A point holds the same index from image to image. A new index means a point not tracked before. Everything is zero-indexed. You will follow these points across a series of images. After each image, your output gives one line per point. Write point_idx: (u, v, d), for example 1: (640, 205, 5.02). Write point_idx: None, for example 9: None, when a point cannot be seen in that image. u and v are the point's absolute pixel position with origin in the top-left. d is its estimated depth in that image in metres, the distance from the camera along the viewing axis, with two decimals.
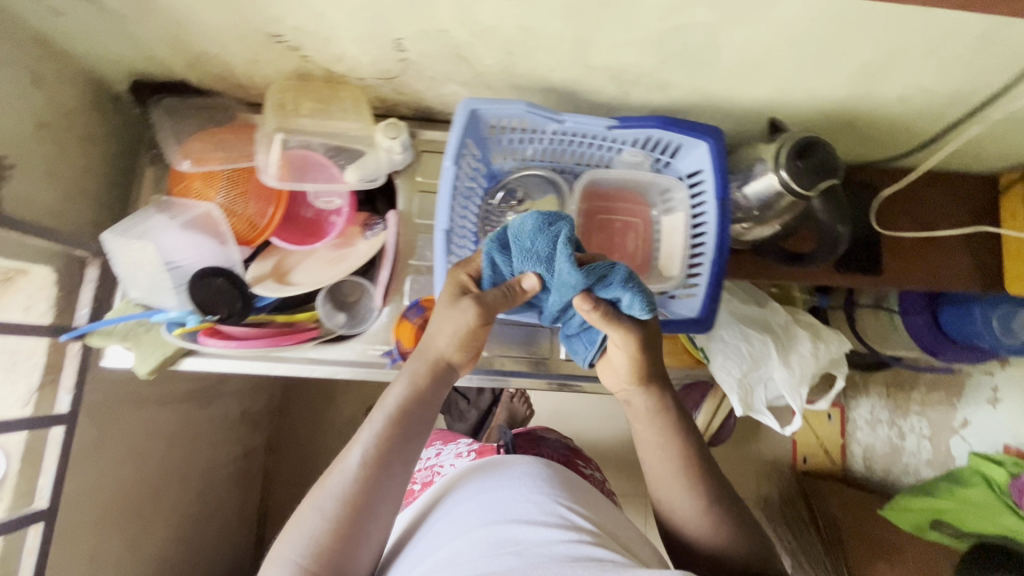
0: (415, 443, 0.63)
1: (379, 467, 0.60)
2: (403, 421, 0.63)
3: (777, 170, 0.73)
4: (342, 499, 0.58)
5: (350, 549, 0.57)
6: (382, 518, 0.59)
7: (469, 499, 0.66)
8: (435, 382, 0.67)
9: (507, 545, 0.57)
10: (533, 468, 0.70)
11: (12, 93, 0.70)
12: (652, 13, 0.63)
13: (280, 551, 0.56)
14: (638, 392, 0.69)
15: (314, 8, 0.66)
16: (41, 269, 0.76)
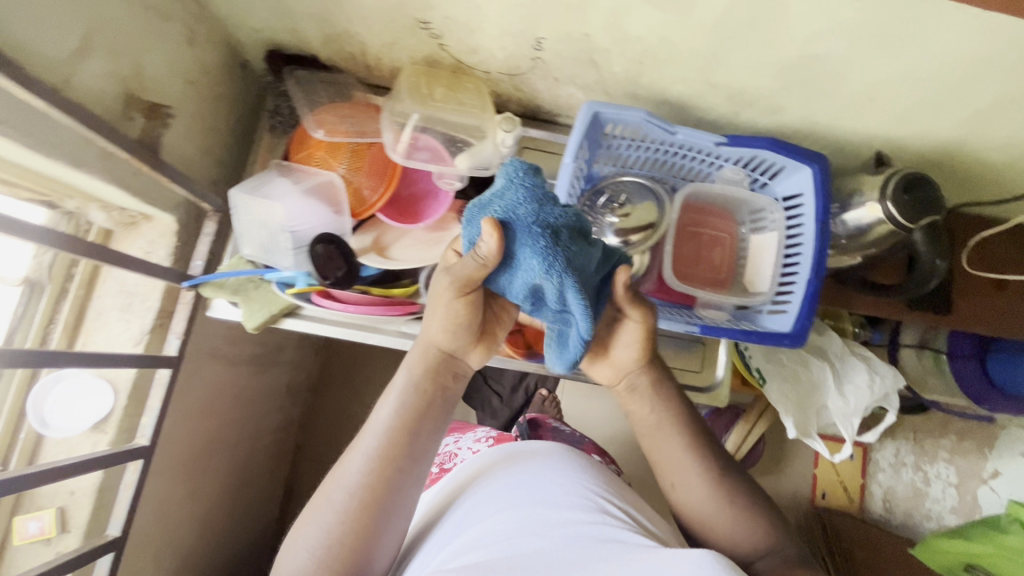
0: (422, 440, 0.63)
1: (383, 465, 0.60)
2: (404, 414, 0.62)
3: (882, 201, 0.77)
4: (354, 494, 0.59)
5: (367, 538, 0.59)
6: (394, 512, 0.61)
7: (495, 487, 0.69)
8: (435, 375, 0.63)
9: (532, 528, 0.59)
10: (556, 458, 0.74)
11: (174, 47, 0.73)
12: (796, 40, 0.66)
13: (298, 539, 0.59)
14: (641, 372, 0.72)
15: (472, 1, 0.70)
16: (166, 217, 0.80)
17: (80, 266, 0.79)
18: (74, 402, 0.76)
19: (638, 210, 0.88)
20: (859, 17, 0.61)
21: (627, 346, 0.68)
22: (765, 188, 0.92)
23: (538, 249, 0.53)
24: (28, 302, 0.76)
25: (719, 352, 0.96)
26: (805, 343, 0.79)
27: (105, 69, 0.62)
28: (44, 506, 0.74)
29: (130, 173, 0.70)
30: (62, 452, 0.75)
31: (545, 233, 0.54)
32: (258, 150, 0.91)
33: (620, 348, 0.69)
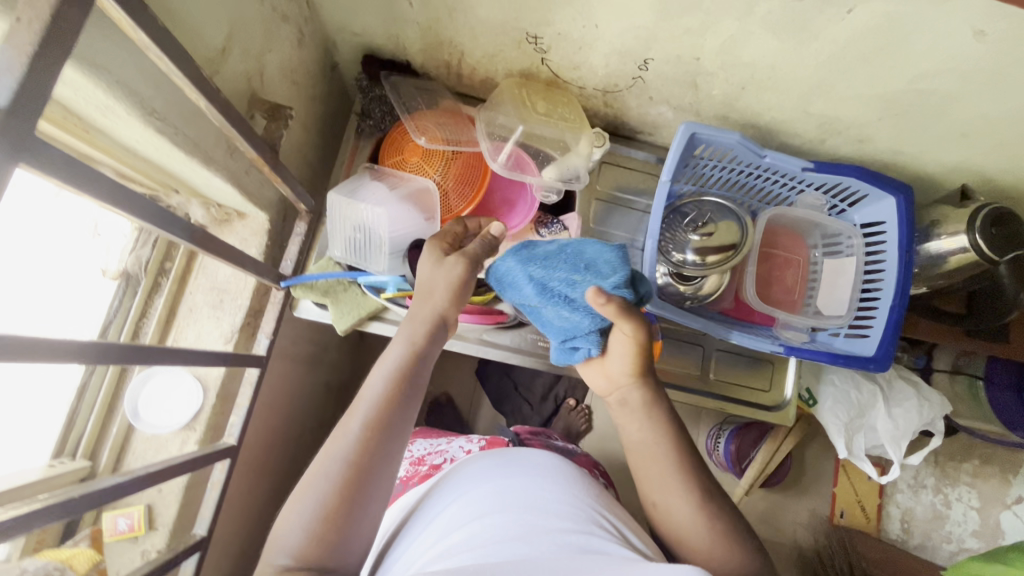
0: (416, 406, 0.61)
1: (381, 428, 0.58)
2: (401, 379, 0.61)
3: (969, 233, 0.79)
4: (352, 461, 0.56)
5: (359, 508, 0.55)
6: (387, 476, 0.58)
7: (477, 487, 0.66)
8: (427, 340, 0.64)
9: (518, 532, 0.57)
10: (539, 459, 0.72)
11: (287, 48, 0.73)
12: (908, 75, 0.68)
13: (289, 514, 0.54)
14: (634, 389, 0.68)
15: (592, 19, 0.71)
16: (259, 216, 0.80)
17: (173, 261, 0.79)
18: (166, 398, 0.75)
19: (721, 230, 0.89)
20: (979, 59, 0.63)
21: (620, 362, 0.67)
22: (842, 214, 0.94)
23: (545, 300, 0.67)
24: (123, 296, 0.75)
25: (788, 373, 0.97)
26: (890, 368, 0.83)
27: (237, 68, 0.62)
28: (132, 503, 0.73)
29: (242, 171, 0.70)
30: (151, 450, 0.74)
31: (557, 292, 0.66)
32: (344, 152, 0.91)
33: (612, 360, 0.68)
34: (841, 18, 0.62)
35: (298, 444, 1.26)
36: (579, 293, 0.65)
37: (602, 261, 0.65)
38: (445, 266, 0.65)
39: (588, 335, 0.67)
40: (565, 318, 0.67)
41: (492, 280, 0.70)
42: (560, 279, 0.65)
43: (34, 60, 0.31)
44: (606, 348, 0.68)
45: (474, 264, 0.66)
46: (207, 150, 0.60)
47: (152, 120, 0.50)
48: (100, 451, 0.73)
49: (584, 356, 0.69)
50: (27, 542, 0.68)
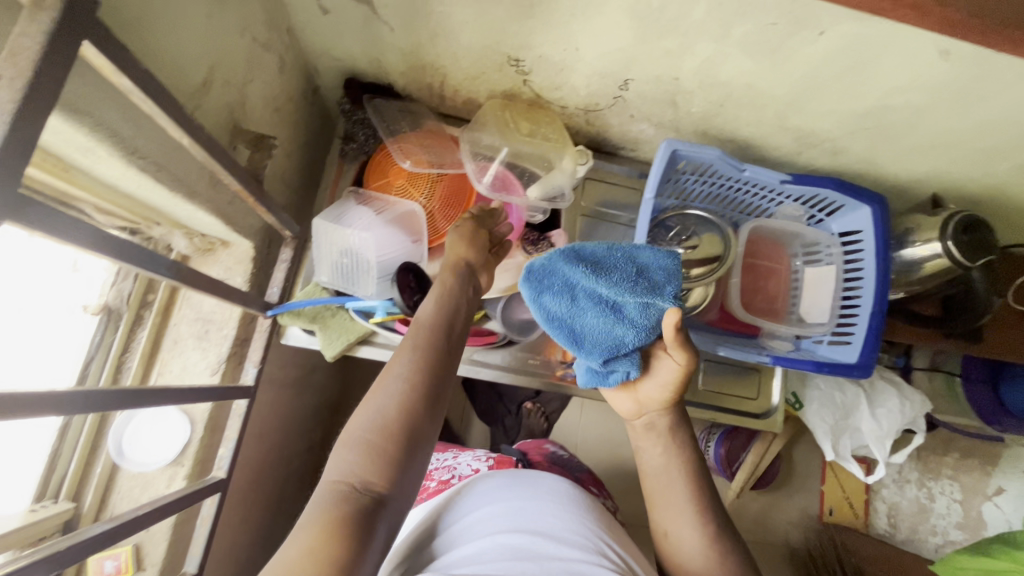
0: (460, 337, 0.63)
1: (431, 351, 0.60)
2: (444, 310, 0.63)
3: (942, 241, 0.82)
4: (410, 380, 0.57)
5: (418, 428, 0.55)
6: (441, 399, 0.59)
7: (491, 506, 0.68)
8: (458, 280, 0.67)
9: (529, 555, 0.59)
10: (547, 481, 0.74)
11: (268, 76, 0.73)
12: (878, 92, 0.71)
13: (348, 436, 0.55)
14: (663, 413, 0.69)
15: (572, 43, 0.72)
16: (244, 243, 0.79)
17: (155, 293, 0.77)
18: (152, 434, 0.73)
19: (704, 242, 0.91)
20: (945, 76, 0.66)
21: (659, 386, 0.66)
22: (820, 224, 0.97)
23: (598, 313, 0.62)
24: (104, 331, 0.73)
25: (774, 380, 0.99)
26: (872, 374, 0.85)
27: (220, 101, 0.61)
28: (118, 544, 0.71)
29: (226, 202, 0.69)
30: (138, 488, 0.73)
31: (614, 305, 0.62)
32: (329, 176, 0.91)
33: (650, 383, 0.66)
34: (813, 39, 0.64)
35: (289, 469, 1.24)
36: (633, 303, 0.62)
37: (655, 269, 0.64)
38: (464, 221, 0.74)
39: (629, 354, 0.64)
40: (611, 330, 0.62)
41: (530, 280, 0.62)
42: (615, 285, 0.62)
43: (16, 117, 0.31)
44: (649, 370, 0.66)
45: (478, 225, 0.74)
46: (190, 184, 0.59)
47: (135, 159, 0.49)
48: (84, 492, 0.71)
49: (620, 378, 0.65)
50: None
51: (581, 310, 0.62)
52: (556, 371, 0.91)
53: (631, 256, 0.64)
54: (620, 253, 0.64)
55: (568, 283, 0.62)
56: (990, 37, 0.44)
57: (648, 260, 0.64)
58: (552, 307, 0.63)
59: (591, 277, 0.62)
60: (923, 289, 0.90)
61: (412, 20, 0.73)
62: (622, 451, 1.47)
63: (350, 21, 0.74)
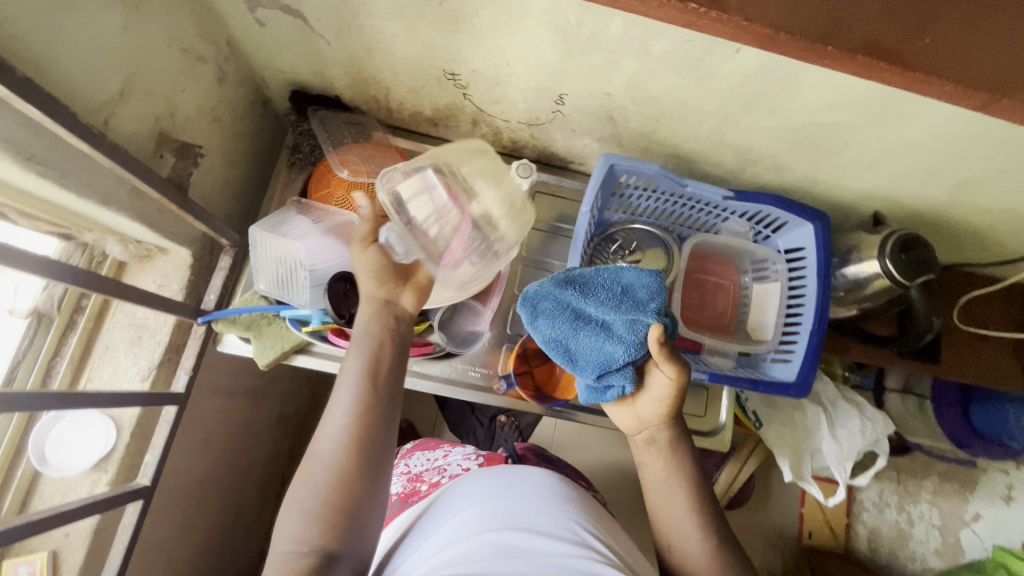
0: (391, 384, 0.65)
1: (361, 407, 0.62)
2: (370, 363, 0.65)
3: (882, 260, 0.81)
4: (342, 441, 0.60)
5: (355, 484, 0.58)
6: (379, 450, 0.61)
7: (478, 503, 0.67)
8: (379, 320, 0.68)
9: (517, 552, 0.59)
10: (534, 476, 0.71)
11: (204, 87, 0.74)
12: (805, 109, 0.71)
13: (292, 505, 0.58)
14: (664, 427, 0.68)
15: (502, 58, 0.72)
16: (180, 251, 0.79)
17: (89, 298, 0.78)
18: (77, 439, 0.73)
19: (647, 257, 0.93)
20: (865, 95, 0.66)
21: (655, 401, 0.65)
22: (767, 240, 0.96)
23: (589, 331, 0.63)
24: (34, 335, 0.74)
25: (722, 398, 0.98)
26: (809, 393, 0.84)
27: (140, 110, 0.62)
28: (36, 549, 0.71)
29: (155, 210, 0.70)
30: (60, 492, 0.72)
31: (604, 323, 0.63)
32: (275, 185, 0.92)
33: (647, 398, 0.66)
34: (731, 57, 0.64)
35: (247, 479, 1.23)
36: (621, 320, 0.62)
37: (638, 287, 0.64)
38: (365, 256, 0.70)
39: (622, 369, 0.63)
40: (602, 347, 0.63)
41: (525, 306, 0.64)
42: (602, 304, 0.62)
43: None
44: (642, 384, 0.66)
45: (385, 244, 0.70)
46: (104, 191, 0.60)
47: (31, 165, 0.50)
48: (3, 497, 0.71)
49: (617, 393, 0.65)
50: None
51: (574, 329, 0.63)
52: (495, 384, 0.90)
53: (616, 276, 0.64)
54: (607, 273, 0.65)
55: (559, 304, 0.64)
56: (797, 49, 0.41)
57: (632, 279, 0.64)
58: (546, 331, 0.64)
59: (581, 298, 0.63)
60: (861, 307, 0.91)
61: (345, 34, 0.74)
62: (588, 468, 1.44)
63: (287, 34, 0.75)
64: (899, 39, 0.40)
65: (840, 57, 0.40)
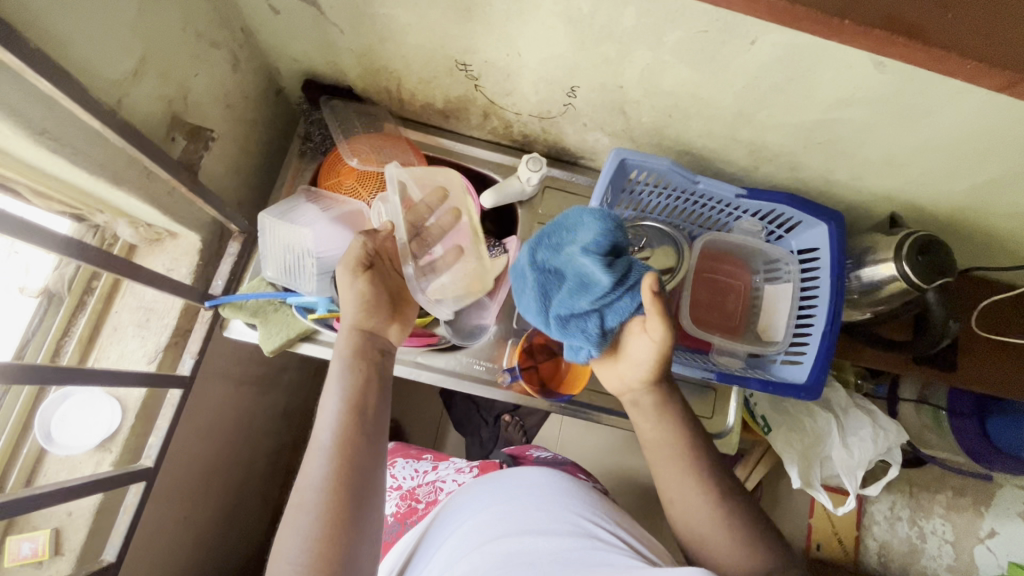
0: (377, 417, 0.63)
1: (345, 449, 0.59)
2: (355, 400, 0.62)
3: (898, 262, 0.79)
4: (327, 487, 0.57)
5: (347, 528, 0.56)
6: (368, 488, 0.59)
7: (484, 512, 0.67)
8: (362, 353, 0.66)
9: (518, 555, 0.58)
10: (529, 481, 0.71)
11: (217, 73, 0.75)
12: (821, 105, 0.69)
13: (280, 559, 0.55)
14: (648, 391, 0.67)
15: (514, 49, 0.72)
16: (190, 236, 0.80)
17: (99, 280, 0.78)
18: (83, 418, 0.74)
19: (658, 255, 0.89)
20: (884, 90, 0.64)
21: (636, 362, 0.65)
22: (780, 241, 0.95)
23: (545, 283, 0.63)
24: (43, 315, 0.75)
25: (730, 401, 0.96)
26: (820, 396, 0.82)
27: (153, 92, 0.63)
28: (39, 526, 0.71)
29: (166, 193, 0.70)
30: (64, 471, 0.73)
31: (557, 270, 0.63)
32: (285, 174, 0.92)
33: (629, 359, 0.66)
34: (746, 49, 0.63)
35: (251, 469, 1.24)
36: (566, 265, 0.61)
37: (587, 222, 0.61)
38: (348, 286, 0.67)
39: (581, 324, 0.62)
40: (556, 298, 0.63)
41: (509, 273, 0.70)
42: (550, 250, 0.63)
43: None
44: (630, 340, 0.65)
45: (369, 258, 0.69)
46: (115, 170, 0.61)
47: (43, 140, 0.50)
48: (9, 473, 0.71)
49: (588, 353, 0.65)
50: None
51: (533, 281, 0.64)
52: (500, 378, 0.89)
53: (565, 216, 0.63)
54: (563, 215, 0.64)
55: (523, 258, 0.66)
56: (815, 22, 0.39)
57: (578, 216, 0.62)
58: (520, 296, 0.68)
59: (538, 247, 0.64)
60: (875, 311, 0.89)
61: (358, 22, 0.74)
62: (593, 470, 1.43)
63: (300, 22, 0.76)
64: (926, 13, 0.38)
65: (857, 32, 0.39)
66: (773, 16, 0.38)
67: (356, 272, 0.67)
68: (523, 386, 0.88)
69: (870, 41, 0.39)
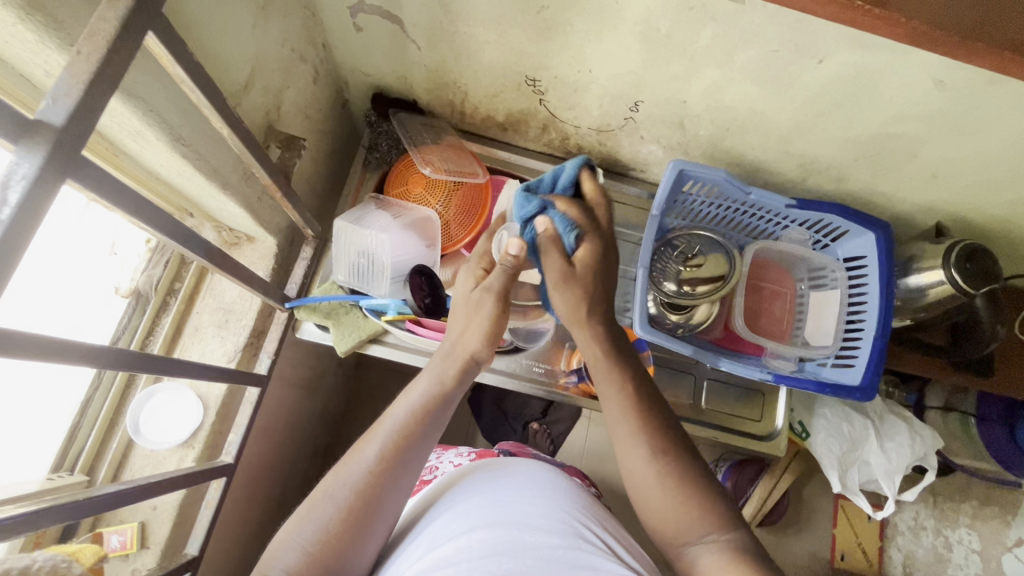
0: (433, 441, 0.61)
1: (391, 466, 0.58)
2: (422, 420, 0.61)
3: (946, 269, 0.83)
4: (356, 493, 0.56)
5: (363, 529, 0.56)
6: (398, 501, 0.59)
7: (470, 497, 0.65)
8: (462, 380, 0.64)
9: (505, 550, 0.56)
10: (524, 471, 0.69)
11: (303, 86, 0.79)
12: (878, 120, 0.74)
13: (292, 534, 0.56)
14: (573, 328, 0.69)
15: (586, 66, 0.76)
16: (268, 240, 0.83)
17: (183, 282, 0.82)
18: (168, 415, 0.76)
19: (709, 262, 0.91)
20: (941, 107, 0.68)
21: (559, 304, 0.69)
22: (825, 249, 0.99)
23: None
24: (132, 314, 0.78)
25: (778, 403, 0.98)
26: (876, 397, 0.86)
27: (254, 103, 0.67)
28: (126, 520, 0.74)
29: (256, 197, 0.74)
30: (149, 466, 0.75)
31: None
32: (351, 183, 0.95)
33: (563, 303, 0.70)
34: (813, 67, 0.67)
35: (295, 472, 1.25)
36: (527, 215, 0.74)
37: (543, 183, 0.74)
38: (477, 308, 0.65)
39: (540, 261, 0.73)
40: None
41: None
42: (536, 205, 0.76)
43: (89, 87, 0.35)
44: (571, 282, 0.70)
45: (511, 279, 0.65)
46: (224, 175, 0.64)
47: (178, 146, 0.54)
48: (98, 467, 0.74)
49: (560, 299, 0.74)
50: (25, 538, 0.67)
51: None
52: (560, 380, 0.92)
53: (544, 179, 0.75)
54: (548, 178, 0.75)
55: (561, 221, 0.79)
56: (936, 43, 0.42)
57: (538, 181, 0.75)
58: None
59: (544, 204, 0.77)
60: (915, 317, 0.92)
61: (436, 39, 0.78)
62: None
63: (380, 39, 0.80)
64: None
65: (984, 53, 0.42)
66: (910, 39, 0.41)
67: (500, 308, 0.65)
68: (583, 386, 0.91)
69: (983, 61, 0.42)
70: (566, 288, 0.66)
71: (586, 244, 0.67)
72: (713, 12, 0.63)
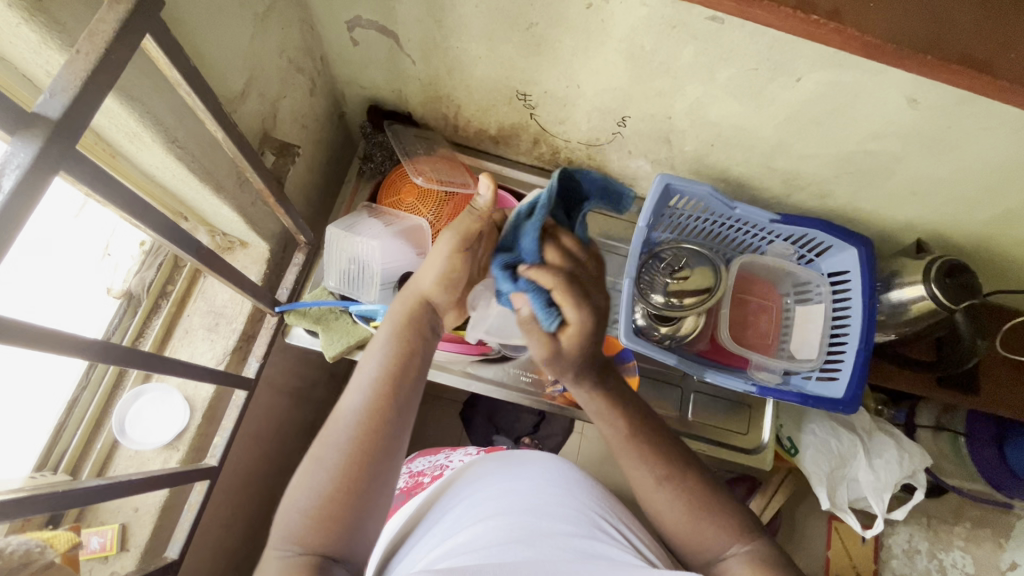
0: (413, 389, 0.58)
1: (372, 418, 0.55)
2: (394, 367, 0.58)
3: (927, 285, 0.84)
4: (348, 453, 0.53)
5: (359, 493, 0.53)
6: (390, 460, 0.55)
7: (485, 489, 0.65)
8: (416, 326, 0.60)
9: (521, 538, 0.56)
10: (541, 466, 0.69)
11: (299, 96, 0.81)
12: (856, 138, 0.76)
13: (291, 500, 0.53)
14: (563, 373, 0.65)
15: (574, 81, 0.79)
16: (260, 245, 0.84)
17: (175, 285, 0.83)
18: (154, 416, 0.76)
19: (696, 275, 0.91)
20: (913, 125, 0.71)
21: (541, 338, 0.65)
22: (810, 264, 1.01)
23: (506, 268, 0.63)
24: (123, 314, 0.79)
25: (765, 415, 0.99)
26: (857, 410, 0.87)
27: (250, 110, 0.69)
28: (107, 521, 0.73)
29: (250, 202, 0.75)
30: (133, 466, 0.75)
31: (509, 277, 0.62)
32: (346, 192, 0.98)
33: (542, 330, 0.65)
34: (792, 85, 0.70)
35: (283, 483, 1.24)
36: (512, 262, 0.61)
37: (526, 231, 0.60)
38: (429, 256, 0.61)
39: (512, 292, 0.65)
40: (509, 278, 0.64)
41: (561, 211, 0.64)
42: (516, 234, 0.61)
43: (86, 84, 0.36)
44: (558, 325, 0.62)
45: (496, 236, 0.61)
46: (218, 178, 0.66)
47: (174, 148, 0.56)
48: (82, 466, 0.74)
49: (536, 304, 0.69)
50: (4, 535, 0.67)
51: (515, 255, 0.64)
52: (546, 390, 0.93)
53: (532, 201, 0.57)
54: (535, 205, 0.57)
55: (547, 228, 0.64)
56: (894, 56, 0.44)
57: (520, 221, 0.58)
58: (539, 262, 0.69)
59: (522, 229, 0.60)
60: (899, 332, 0.93)
61: (430, 53, 0.81)
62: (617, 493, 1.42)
63: (377, 53, 0.83)
64: (995, 54, 0.43)
65: (941, 67, 0.44)
66: (865, 51, 0.44)
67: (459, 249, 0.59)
68: (569, 396, 0.91)
69: (939, 73, 0.44)
70: (552, 365, 0.64)
71: (570, 328, 0.61)
72: (694, 31, 0.65)
